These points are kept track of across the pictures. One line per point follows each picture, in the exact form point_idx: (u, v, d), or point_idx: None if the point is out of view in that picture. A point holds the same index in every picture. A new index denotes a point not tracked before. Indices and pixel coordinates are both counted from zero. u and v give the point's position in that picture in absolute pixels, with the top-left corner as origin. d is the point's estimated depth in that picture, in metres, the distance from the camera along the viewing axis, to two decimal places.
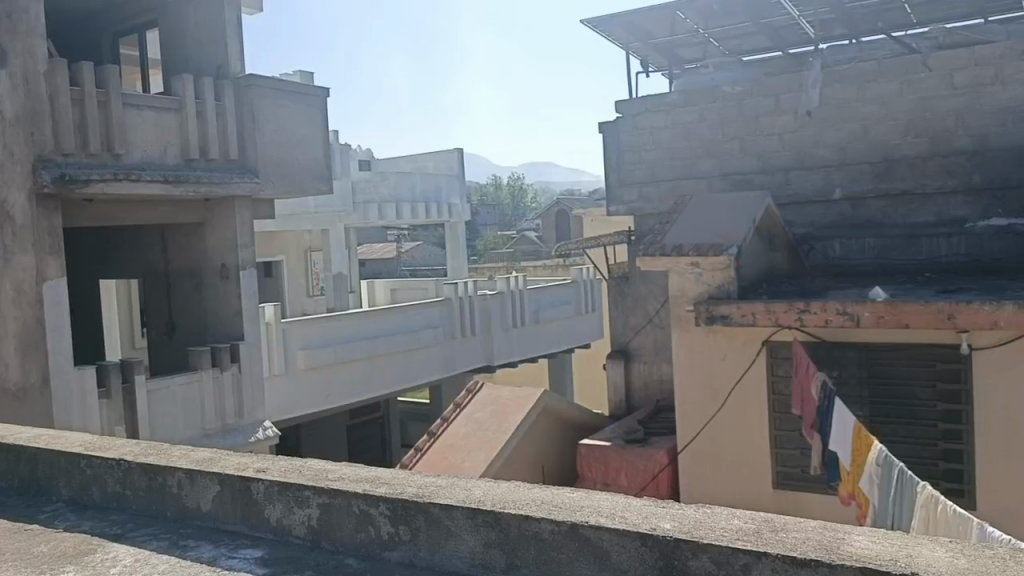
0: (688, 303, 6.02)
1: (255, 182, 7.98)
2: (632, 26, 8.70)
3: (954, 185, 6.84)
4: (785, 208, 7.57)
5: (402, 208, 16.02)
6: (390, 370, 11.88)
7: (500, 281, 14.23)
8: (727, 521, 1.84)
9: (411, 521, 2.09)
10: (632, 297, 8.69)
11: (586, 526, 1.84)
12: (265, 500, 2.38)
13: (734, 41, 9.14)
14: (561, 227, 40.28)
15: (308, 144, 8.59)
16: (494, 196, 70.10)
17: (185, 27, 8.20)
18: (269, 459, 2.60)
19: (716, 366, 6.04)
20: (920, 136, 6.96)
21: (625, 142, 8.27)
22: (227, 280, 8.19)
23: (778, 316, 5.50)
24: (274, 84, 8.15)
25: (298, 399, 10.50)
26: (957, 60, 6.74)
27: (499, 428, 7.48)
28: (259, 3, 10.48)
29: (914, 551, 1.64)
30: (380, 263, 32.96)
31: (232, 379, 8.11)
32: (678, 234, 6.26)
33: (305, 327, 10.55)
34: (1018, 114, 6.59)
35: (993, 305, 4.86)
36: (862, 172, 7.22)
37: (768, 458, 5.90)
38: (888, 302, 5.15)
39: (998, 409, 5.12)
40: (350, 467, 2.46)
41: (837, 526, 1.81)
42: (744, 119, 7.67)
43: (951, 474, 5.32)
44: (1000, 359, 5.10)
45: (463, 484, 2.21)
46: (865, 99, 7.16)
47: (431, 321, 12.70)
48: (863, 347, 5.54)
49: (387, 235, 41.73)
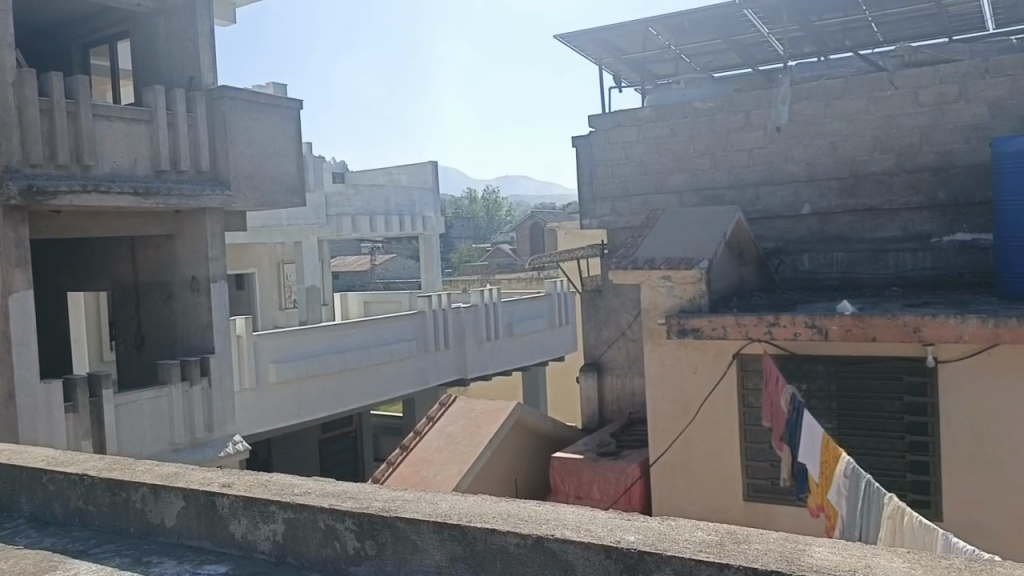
0: (660, 316, 6.07)
1: (227, 194, 7.93)
2: (604, 42, 8.80)
3: (920, 201, 6.96)
4: (754, 222, 7.66)
5: (376, 221, 16.01)
6: (361, 385, 11.81)
7: (474, 294, 14.23)
8: (691, 533, 1.86)
9: (376, 535, 2.08)
10: (604, 311, 8.75)
11: (551, 540, 1.84)
12: (230, 515, 2.35)
13: (704, 58, 9.31)
14: (535, 240, 40.38)
15: (281, 157, 8.56)
16: (468, 208, 70.16)
17: (156, 38, 8.16)
18: (235, 475, 2.58)
19: (688, 380, 6.08)
20: (887, 153, 7.07)
21: (597, 157, 8.35)
22: (197, 293, 8.12)
23: (748, 330, 5.55)
24: (246, 96, 8.11)
25: (269, 414, 10.40)
26: (921, 78, 6.87)
27: (472, 442, 7.47)
28: (231, 15, 10.46)
29: (872, 562, 1.66)
30: (353, 276, 32.85)
31: (202, 394, 8.03)
32: (649, 248, 6.30)
33: (276, 340, 10.46)
34: (980, 132, 6.71)
35: (958, 319, 4.94)
36: (830, 188, 7.32)
37: (739, 471, 5.95)
38: (855, 315, 5.21)
39: (962, 421, 5.20)
40: (316, 482, 2.45)
41: (798, 537, 1.83)
42: (714, 135, 7.76)
43: (917, 486, 5.39)
44: (964, 371, 5.18)
45: (429, 498, 2.21)
46: (832, 116, 7.27)
47: (404, 334, 12.65)
48: (831, 361, 5.61)
49: (360, 248, 41.59)
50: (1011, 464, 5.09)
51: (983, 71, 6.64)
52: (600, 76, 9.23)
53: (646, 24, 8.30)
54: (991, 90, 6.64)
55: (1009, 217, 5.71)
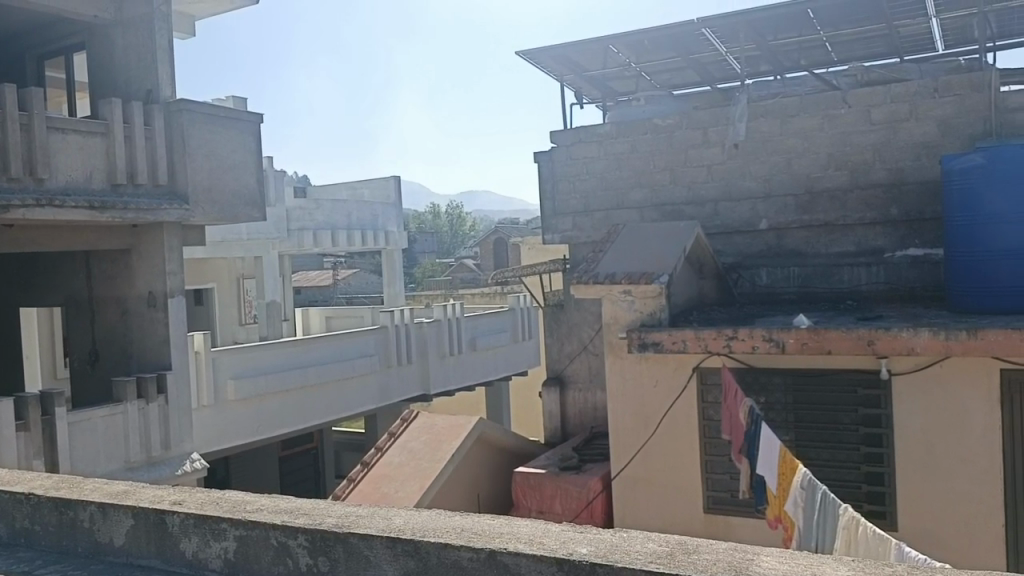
0: (620, 330, 6.11)
1: (184, 208, 7.82)
2: (566, 59, 8.89)
3: (873, 217, 7.11)
4: (713, 237, 7.77)
5: (337, 235, 15.96)
6: (322, 400, 11.70)
7: (436, 309, 14.20)
8: (642, 544, 1.88)
9: (329, 551, 2.07)
10: (566, 325, 8.79)
11: (504, 554, 1.85)
12: (180, 533, 2.32)
13: (664, 75, 9.46)
14: (498, 255, 40.47)
15: (240, 171, 8.48)
16: (432, 223, 70.11)
17: (113, 50, 8.06)
18: (187, 492, 2.55)
19: (648, 393, 6.12)
20: (841, 169, 7.21)
21: (559, 172, 8.45)
22: (154, 308, 7.99)
23: (707, 343, 5.61)
24: (204, 109, 8.02)
25: (227, 431, 10.25)
26: (873, 97, 7.03)
27: (433, 456, 7.44)
28: (190, 28, 10.38)
29: (818, 571, 1.69)
30: (315, 290, 32.59)
31: (158, 411, 7.89)
32: (610, 262, 6.36)
33: (235, 356, 10.33)
34: (931, 149, 6.87)
35: (910, 331, 5.04)
36: (786, 204, 7.45)
37: (698, 484, 5.99)
38: (811, 328, 5.30)
39: (915, 432, 5.31)
40: (269, 499, 2.42)
41: (747, 547, 1.86)
42: (674, 151, 7.87)
43: (873, 496, 5.47)
44: (916, 383, 5.29)
45: (383, 513, 2.20)
46: (788, 133, 7.41)
47: (366, 349, 12.58)
48: (789, 373, 5.68)
49: (323, 263, 41.30)
50: (962, 474, 5.19)
51: (932, 91, 6.81)
52: (562, 92, 9.31)
53: (606, 42, 8.40)
54: (940, 108, 6.81)
55: (958, 233, 5.85)
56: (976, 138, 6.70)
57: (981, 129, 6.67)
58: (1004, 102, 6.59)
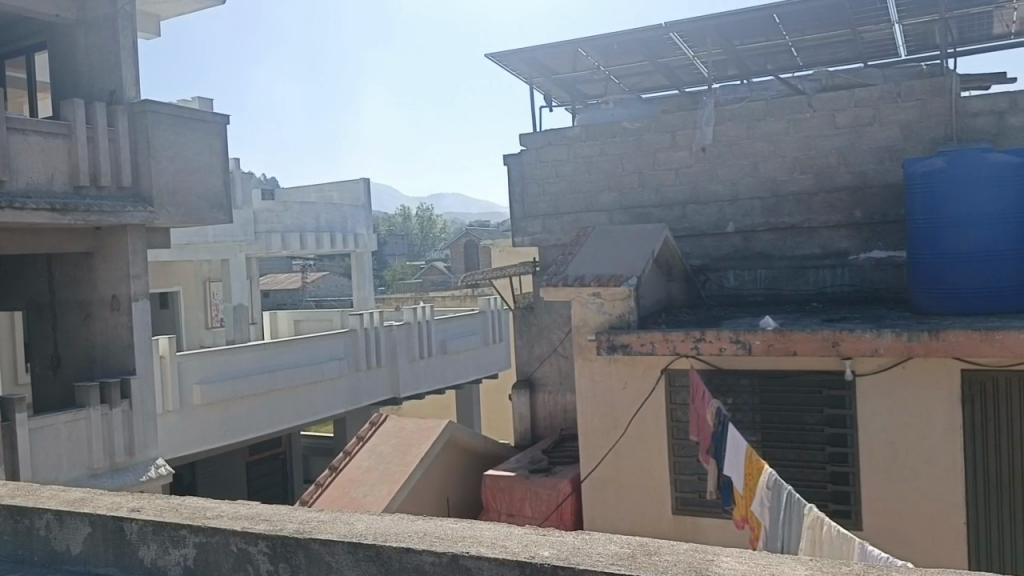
0: (589, 333, 6.14)
1: (149, 211, 7.71)
2: (536, 63, 8.91)
3: (838, 220, 7.20)
4: (681, 240, 7.83)
5: (306, 237, 15.85)
6: (290, 404, 11.59)
7: (406, 311, 14.14)
8: (604, 547, 1.88)
9: (290, 557, 2.05)
10: (536, 328, 8.81)
11: (466, 557, 1.85)
12: (139, 541, 2.28)
13: (633, 79, 9.53)
14: (468, 257, 40.46)
15: (206, 172, 8.38)
16: (403, 225, 69.84)
17: (77, 50, 7.94)
18: (146, 499, 2.51)
19: (617, 396, 6.14)
20: (806, 173, 7.29)
21: (528, 175, 8.48)
22: (118, 312, 7.86)
23: (675, 345, 5.64)
24: (170, 110, 7.92)
25: (193, 436, 10.11)
26: (838, 102, 7.13)
27: (402, 460, 7.40)
28: (156, 28, 10.26)
29: (777, 570, 1.71)
30: (284, 294, 32.25)
31: (123, 416, 7.78)
32: (579, 265, 6.37)
33: (201, 360, 10.20)
34: (893, 153, 6.98)
35: (874, 333, 5.10)
36: (753, 207, 7.52)
37: (667, 485, 6.02)
38: (777, 330, 5.36)
39: (879, 432, 5.39)
40: (230, 505, 2.39)
41: (707, 548, 1.88)
42: (642, 155, 7.92)
43: (838, 496, 5.53)
44: (879, 383, 5.37)
45: (346, 518, 2.19)
46: (754, 137, 7.48)
47: (334, 352, 12.49)
48: (755, 374, 5.74)
49: (292, 265, 40.91)
50: (924, 472, 5.28)
51: (895, 96, 6.92)
52: (531, 95, 9.32)
53: (575, 45, 8.43)
54: (902, 113, 6.92)
55: (920, 236, 5.94)
56: (938, 142, 6.81)
57: (942, 134, 6.79)
58: (964, 107, 6.71)
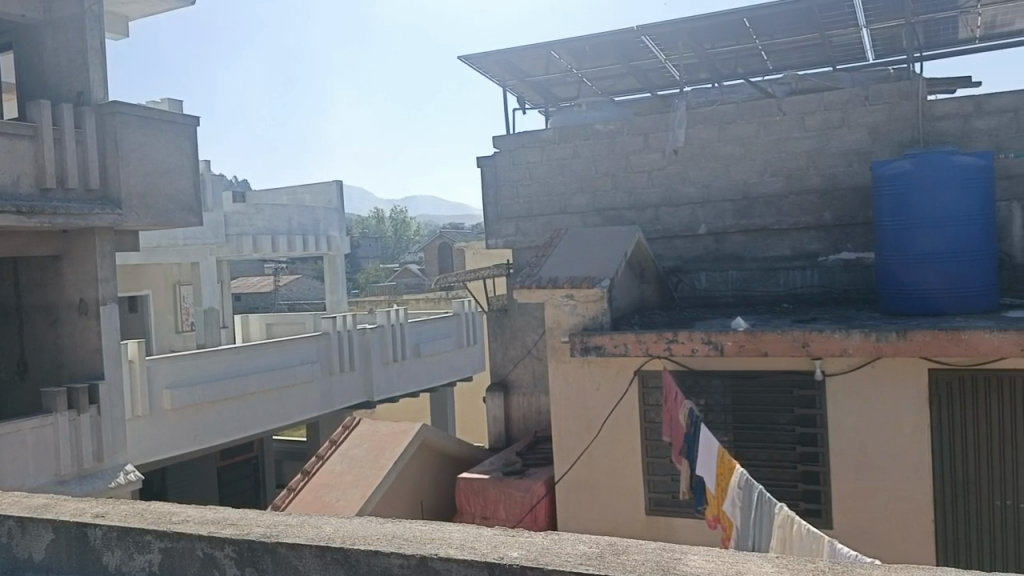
0: (562, 334, 6.14)
1: (118, 213, 7.62)
2: (509, 65, 8.92)
3: (808, 222, 7.27)
4: (653, 242, 7.87)
5: (278, 240, 15.73)
6: (262, 408, 11.49)
7: (380, 315, 14.08)
8: (573, 546, 1.89)
9: (257, 562, 2.04)
10: (509, 330, 8.81)
11: (434, 560, 1.85)
12: (103, 547, 2.25)
13: (605, 82, 9.57)
14: (442, 258, 40.35)
15: (176, 174, 8.29)
16: (377, 228, 69.54)
17: (43, 50, 7.82)
18: (111, 505, 2.48)
19: (591, 397, 6.15)
20: (776, 175, 7.36)
21: (501, 177, 8.48)
22: (86, 316, 7.74)
23: (648, 346, 5.67)
24: (139, 111, 7.82)
25: (162, 442, 9.98)
26: (807, 105, 7.21)
27: (376, 463, 7.36)
28: (124, 29, 10.14)
29: (743, 569, 1.72)
30: (255, 297, 31.94)
31: (91, 422, 7.67)
32: (553, 267, 6.38)
33: (172, 364, 10.07)
34: (862, 156, 7.06)
35: (843, 333, 5.16)
36: (724, 209, 7.58)
37: (640, 485, 6.04)
38: (748, 331, 5.40)
39: (848, 431, 5.45)
40: (197, 509, 2.37)
41: (674, 547, 1.89)
42: (614, 157, 7.95)
43: (809, 495, 5.58)
44: (849, 383, 5.43)
45: (314, 522, 2.17)
46: (726, 140, 7.54)
47: (307, 356, 12.40)
48: (727, 375, 5.78)
49: (264, 268, 40.53)
50: (893, 471, 5.35)
51: (863, 99, 7.01)
52: (504, 97, 9.33)
53: (547, 48, 8.44)
54: (870, 116, 7.01)
55: (889, 237, 6.02)
56: (905, 145, 6.91)
57: (909, 136, 6.89)
58: (931, 110, 6.82)
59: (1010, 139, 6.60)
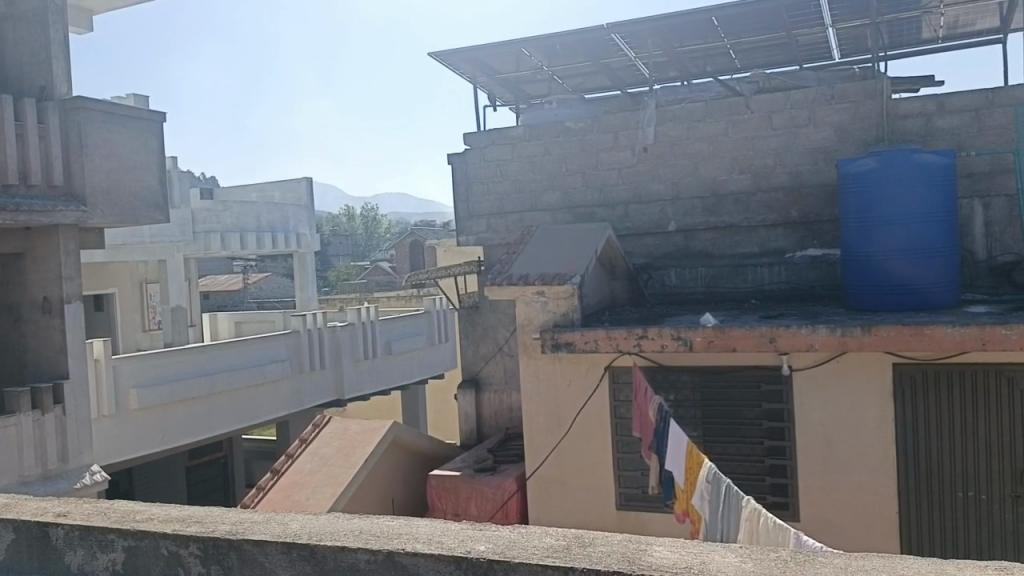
0: (533, 331, 6.16)
1: (82, 211, 7.48)
2: (479, 62, 8.91)
3: (775, 219, 7.36)
4: (624, 239, 7.91)
5: (246, 237, 15.58)
6: (230, 407, 11.38)
7: (350, 313, 14.00)
8: (540, 540, 1.90)
9: (222, 559, 2.03)
10: (481, 327, 8.81)
11: (402, 555, 1.85)
12: (65, 546, 2.22)
13: (575, 80, 9.61)
14: (413, 256, 40.26)
15: (141, 171, 8.17)
16: (348, 226, 69.13)
17: (6, 44, 7.69)
18: (73, 504, 2.45)
19: (562, 393, 6.17)
20: (744, 173, 7.44)
21: (472, 174, 8.48)
22: (49, 315, 7.61)
23: (618, 342, 5.70)
24: (104, 107, 7.69)
25: (128, 443, 9.86)
26: (774, 103, 7.29)
27: (346, 461, 7.33)
28: (88, 23, 9.97)
29: (707, 559, 1.75)
30: (225, 296, 31.64)
31: (55, 423, 7.56)
32: (524, 264, 6.39)
33: (138, 363, 9.92)
34: (827, 154, 7.16)
35: (809, 329, 5.24)
36: (693, 207, 7.64)
37: (610, 481, 6.07)
38: (717, 327, 5.45)
39: (814, 426, 5.52)
40: (161, 508, 2.35)
41: (639, 538, 1.91)
42: (585, 154, 7.98)
43: (776, 488, 5.64)
44: (816, 378, 5.49)
45: (280, 518, 2.16)
46: (694, 138, 7.58)
47: (276, 355, 12.31)
48: (696, 371, 5.83)
49: (232, 266, 40.12)
50: (858, 465, 5.43)
51: (829, 98, 7.10)
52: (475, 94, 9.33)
53: (518, 46, 8.45)
54: (836, 114, 7.10)
55: (853, 234, 6.11)
56: (869, 144, 7.01)
57: (874, 135, 6.99)
58: (895, 109, 6.92)
59: (971, 138, 6.72)
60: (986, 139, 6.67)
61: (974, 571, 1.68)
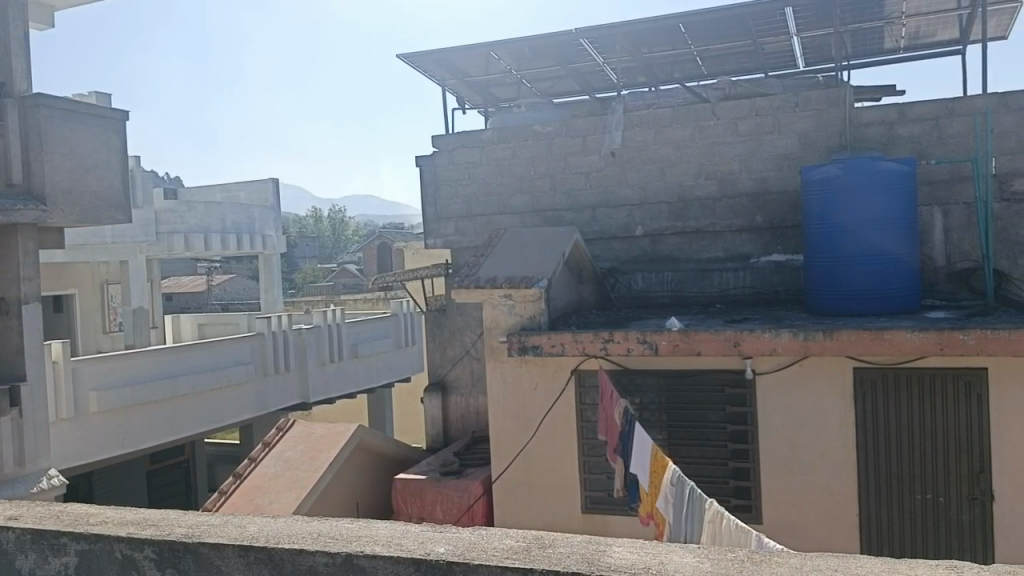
0: (500, 334, 6.16)
1: (41, 209, 7.33)
2: (448, 65, 8.90)
3: (740, 224, 7.44)
4: (591, 243, 7.94)
5: (211, 238, 15.39)
6: (194, 410, 11.24)
7: (317, 315, 13.88)
8: (499, 541, 1.90)
9: (178, 563, 2.00)
10: (448, 331, 8.78)
11: (360, 557, 1.84)
12: (15, 550, 2.17)
13: (544, 84, 9.64)
14: (381, 258, 40.05)
15: (103, 170, 8.03)
16: (316, 228, 68.60)
17: None
18: (26, 507, 2.40)
19: (528, 396, 6.18)
20: (710, 178, 7.50)
21: (440, 177, 8.48)
22: (6, 316, 7.44)
23: (584, 345, 5.73)
24: (64, 104, 7.55)
25: (90, 446, 9.72)
26: (740, 110, 7.36)
27: (311, 465, 7.27)
28: (50, 19, 9.78)
29: (665, 559, 1.76)
30: (188, 297, 31.17)
31: (11, 426, 7.39)
32: (491, 267, 6.39)
33: (99, 365, 9.77)
34: (792, 161, 7.25)
35: (772, 333, 5.31)
36: (660, 211, 7.69)
37: (575, 483, 6.09)
38: (682, 331, 5.49)
39: (777, 428, 5.58)
40: (116, 511, 2.31)
41: (599, 539, 1.91)
42: (553, 158, 8.01)
43: (740, 491, 5.69)
44: (779, 382, 5.55)
45: (238, 521, 2.13)
46: (662, 143, 7.63)
47: (240, 357, 12.18)
48: (661, 374, 5.86)
49: (195, 267, 39.54)
50: (820, 467, 5.50)
51: (793, 105, 7.20)
52: (444, 97, 9.32)
53: (486, 48, 8.45)
54: (800, 122, 7.20)
55: (817, 239, 6.19)
56: (832, 150, 7.11)
57: (837, 142, 7.09)
58: (858, 117, 7.03)
59: (931, 146, 6.85)
60: (946, 147, 6.80)
61: (926, 568, 1.71)
